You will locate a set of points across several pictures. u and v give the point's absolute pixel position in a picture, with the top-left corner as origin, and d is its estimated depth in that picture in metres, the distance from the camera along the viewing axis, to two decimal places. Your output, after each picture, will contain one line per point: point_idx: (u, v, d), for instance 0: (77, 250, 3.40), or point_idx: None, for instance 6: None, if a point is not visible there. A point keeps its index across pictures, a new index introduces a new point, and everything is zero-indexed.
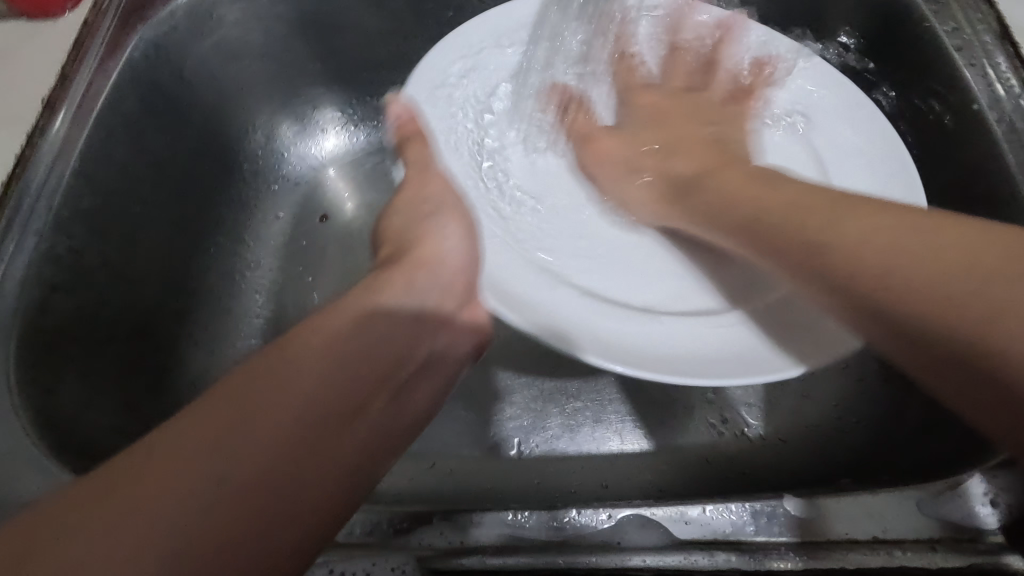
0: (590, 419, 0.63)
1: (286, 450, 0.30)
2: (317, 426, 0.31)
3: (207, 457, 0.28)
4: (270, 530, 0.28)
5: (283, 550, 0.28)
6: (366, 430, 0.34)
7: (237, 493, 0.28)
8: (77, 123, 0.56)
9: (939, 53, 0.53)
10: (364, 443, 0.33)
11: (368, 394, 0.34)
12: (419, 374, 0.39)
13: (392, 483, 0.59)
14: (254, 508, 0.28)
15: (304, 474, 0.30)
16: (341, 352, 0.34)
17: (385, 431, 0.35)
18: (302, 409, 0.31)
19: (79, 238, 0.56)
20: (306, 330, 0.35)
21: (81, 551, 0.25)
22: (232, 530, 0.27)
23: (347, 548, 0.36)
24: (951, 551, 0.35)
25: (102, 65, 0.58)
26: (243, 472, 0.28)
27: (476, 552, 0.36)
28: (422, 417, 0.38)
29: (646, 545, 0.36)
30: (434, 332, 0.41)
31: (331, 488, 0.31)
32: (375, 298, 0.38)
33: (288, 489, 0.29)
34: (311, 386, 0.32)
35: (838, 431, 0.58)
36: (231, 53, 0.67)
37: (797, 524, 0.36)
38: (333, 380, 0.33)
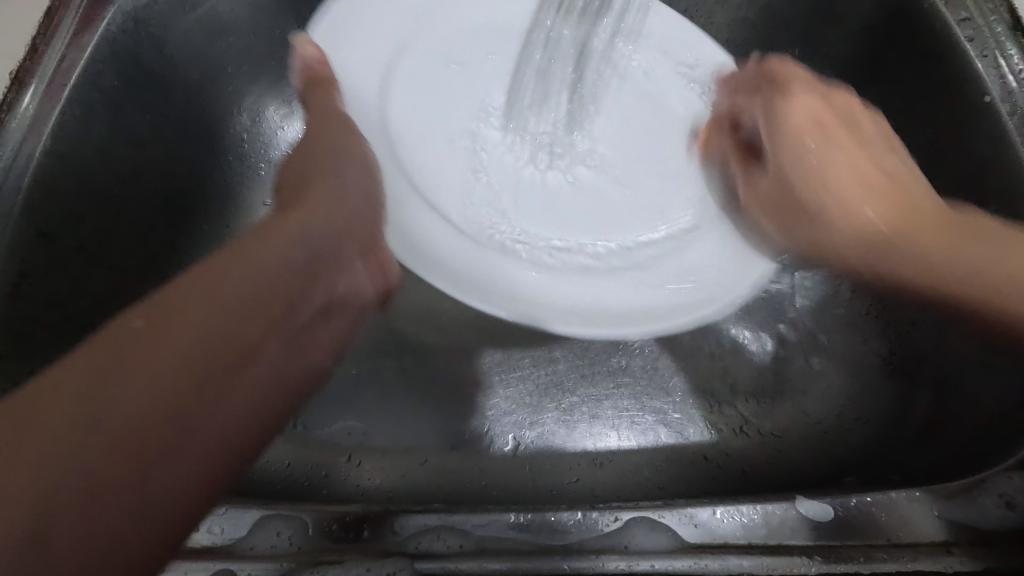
0: (587, 414, 0.61)
1: (167, 400, 0.28)
2: (205, 373, 0.30)
3: (77, 410, 0.26)
4: (152, 483, 0.27)
5: (166, 500, 0.28)
6: (257, 375, 0.32)
7: (111, 445, 0.27)
8: (49, 98, 0.52)
9: (949, 44, 0.52)
10: (253, 390, 0.32)
11: (259, 338, 0.33)
12: (315, 319, 0.37)
13: (382, 480, 0.56)
14: (132, 461, 0.27)
15: (189, 422, 0.29)
16: (234, 297, 0.32)
17: (277, 375, 0.34)
18: (186, 357, 0.29)
19: (52, 221, 0.52)
20: (200, 274, 0.32)
21: None
22: (110, 483, 0.26)
23: (340, 555, 0.35)
24: (969, 555, 0.34)
25: (77, 37, 0.54)
26: (117, 425, 0.27)
27: (478, 556, 0.34)
28: (315, 365, 0.38)
29: (655, 549, 0.34)
30: (332, 278, 0.39)
31: (221, 437, 0.30)
32: (272, 243, 0.35)
33: (172, 442, 0.28)
34: (195, 332, 0.30)
35: (839, 427, 0.57)
36: (216, 29, 0.64)
37: (810, 527, 0.35)
38: (220, 326, 0.31)
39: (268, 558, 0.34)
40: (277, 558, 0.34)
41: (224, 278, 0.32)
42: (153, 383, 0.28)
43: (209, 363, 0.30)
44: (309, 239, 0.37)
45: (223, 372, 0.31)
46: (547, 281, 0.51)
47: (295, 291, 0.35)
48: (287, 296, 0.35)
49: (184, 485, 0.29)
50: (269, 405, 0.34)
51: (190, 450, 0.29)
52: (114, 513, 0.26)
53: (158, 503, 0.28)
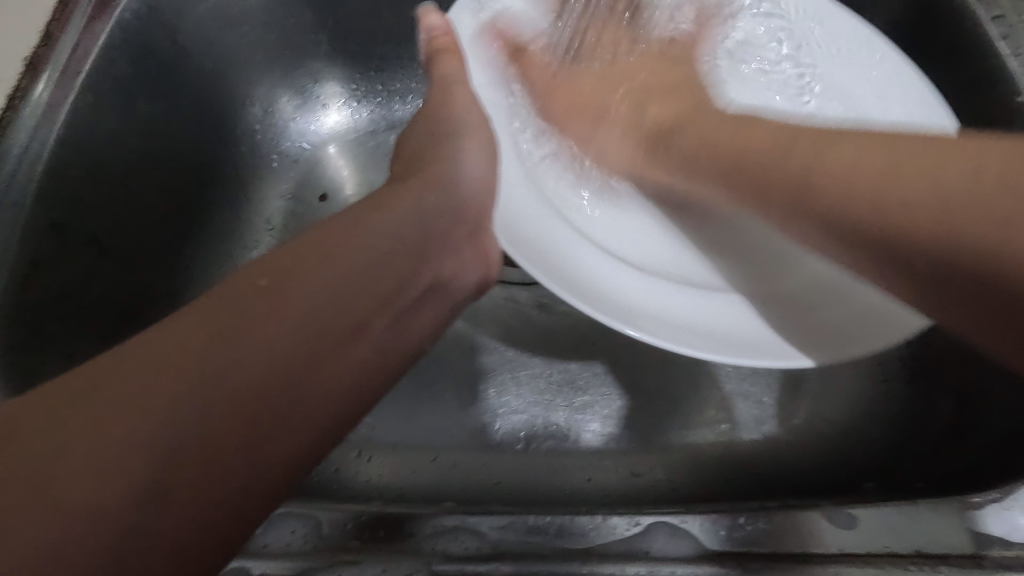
0: (599, 415, 0.60)
1: (264, 377, 0.27)
2: (302, 353, 0.28)
3: (177, 378, 0.25)
4: (244, 463, 0.26)
5: (270, 473, 0.27)
6: (366, 350, 0.31)
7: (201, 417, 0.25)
8: (62, 86, 0.52)
9: (981, 41, 0.50)
10: (360, 367, 0.30)
11: (368, 313, 0.31)
12: (422, 298, 0.35)
13: (392, 477, 0.56)
14: (231, 437, 0.26)
15: (283, 399, 0.27)
16: (345, 271, 0.31)
17: (385, 354, 0.32)
18: (285, 333, 0.28)
19: (62, 211, 0.52)
20: (330, 243, 0.31)
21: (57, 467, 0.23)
22: (211, 458, 0.25)
23: (356, 554, 0.34)
24: (998, 568, 0.33)
25: (90, 24, 0.53)
26: (223, 397, 0.26)
27: (495, 558, 0.34)
28: (421, 348, 0.35)
29: (676, 556, 0.34)
30: (444, 256, 0.37)
31: (315, 416, 0.28)
32: (388, 212, 0.34)
33: (273, 419, 0.27)
34: (304, 307, 0.29)
35: (858, 431, 0.56)
36: (230, 18, 0.63)
37: (835, 535, 0.34)
38: (331, 297, 0.30)
39: (285, 558, 0.33)
40: (293, 558, 0.34)
41: (326, 252, 0.31)
42: (244, 360, 0.27)
43: (321, 332, 0.29)
44: (415, 214, 0.35)
45: (322, 350, 0.29)
46: (608, 272, 0.42)
47: (409, 268, 0.34)
48: (399, 269, 0.33)
49: (279, 467, 0.27)
50: (387, 374, 0.33)
51: (282, 428, 0.27)
52: (205, 492, 0.25)
53: (257, 484, 0.26)
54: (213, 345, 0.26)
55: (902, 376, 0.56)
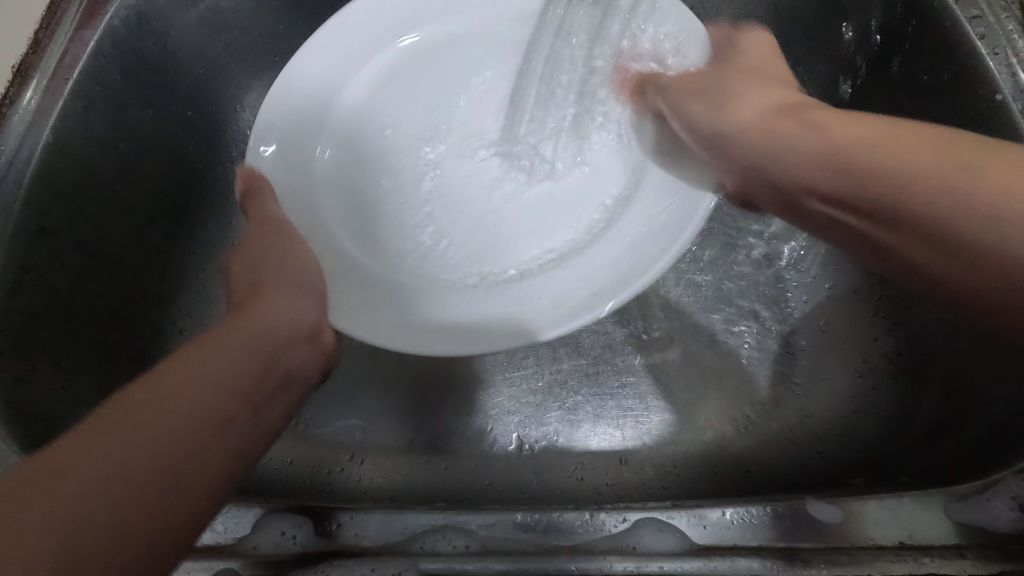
0: (591, 414, 0.61)
1: (136, 480, 0.26)
2: (218, 404, 0.31)
3: None
4: (165, 478, 0.27)
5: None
6: (233, 439, 0.31)
7: (130, 429, 0.27)
8: (50, 93, 0.52)
9: (960, 40, 0.51)
10: (233, 451, 0.31)
11: (235, 407, 0.32)
12: (278, 390, 0.36)
13: (383, 479, 0.56)
14: (150, 466, 0.27)
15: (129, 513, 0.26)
16: (205, 366, 0.32)
17: (248, 444, 0.32)
18: (191, 386, 0.31)
19: (52, 216, 0.52)
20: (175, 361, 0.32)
21: None
22: (174, 481, 0.28)
23: (342, 553, 0.34)
24: (981, 558, 0.33)
25: (79, 31, 0.54)
26: (105, 483, 0.26)
27: (483, 556, 0.34)
28: (276, 435, 0.35)
29: (663, 551, 0.34)
30: (291, 350, 0.39)
31: (183, 504, 0.28)
32: (241, 335, 0.36)
33: (164, 508, 0.27)
34: (212, 369, 0.32)
35: (846, 427, 0.56)
36: (219, 24, 0.64)
37: (820, 529, 0.35)
38: (200, 397, 0.31)
39: (274, 557, 0.34)
40: (281, 558, 0.34)
41: (219, 346, 0.34)
42: (207, 393, 0.31)
43: (198, 425, 0.30)
44: (273, 327, 0.38)
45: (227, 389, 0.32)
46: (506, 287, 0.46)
47: (271, 371, 0.36)
48: (260, 366, 0.35)
49: (192, 512, 0.28)
50: (254, 457, 0.33)
51: (166, 472, 0.27)
52: (151, 518, 0.26)
53: (178, 519, 0.27)
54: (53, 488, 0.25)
55: (888, 372, 0.56)
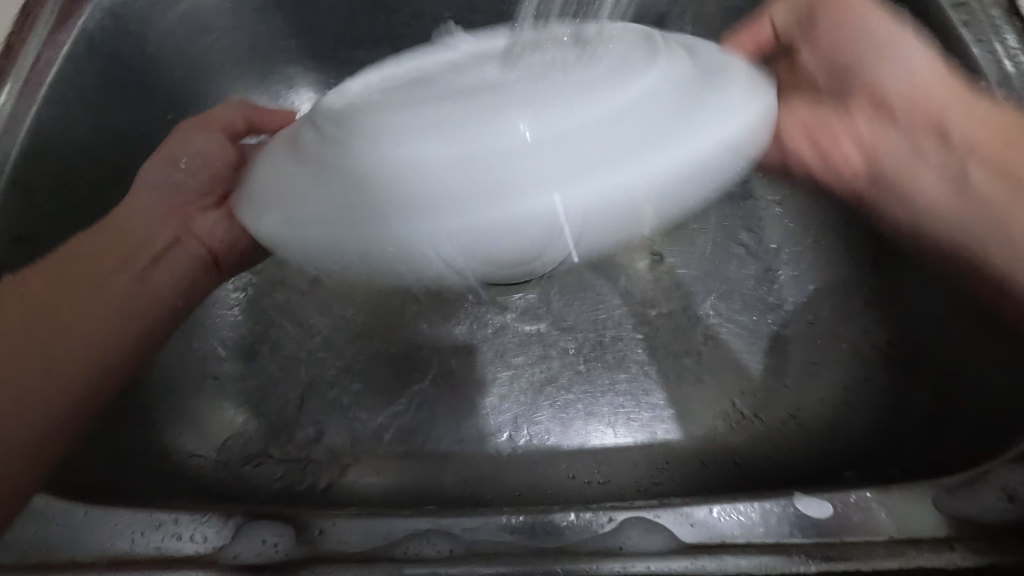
0: (582, 412, 0.60)
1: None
2: (65, 324, 0.42)
3: None
4: (42, 403, 0.39)
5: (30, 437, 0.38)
6: (100, 302, 0.44)
7: (5, 367, 0.39)
8: (25, 97, 0.51)
9: (943, 27, 0.51)
10: (100, 313, 0.44)
11: (62, 304, 0.42)
12: (159, 259, 0.48)
13: (372, 483, 0.55)
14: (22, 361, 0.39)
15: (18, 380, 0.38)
16: (36, 296, 0.42)
17: (120, 300, 0.45)
18: (42, 318, 0.41)
19: (30, 222, 0.51)
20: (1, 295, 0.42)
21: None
22: (46, 379, 0.40)
23: (326, 560, 0.34)
24: (970, 550, 0.33)
25: (53, 34, 0.53)
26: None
27: (468, 561, 0.33)
28: (171, 290, 0.48)
29: (650, 550, 0.33)
30: (179, 237, 0.49)
31: (65, 368, 0.40)
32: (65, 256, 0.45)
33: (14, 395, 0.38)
34: (51, 301, 0.42)
35: (838, 420, 0.56)
36: (198, 25, 0.63)
37: (810, 525, 0.34)
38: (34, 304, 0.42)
39: (254, 567, 0.33)
40: (261, 567, 0.33)
41: (39, 281, 0.43)
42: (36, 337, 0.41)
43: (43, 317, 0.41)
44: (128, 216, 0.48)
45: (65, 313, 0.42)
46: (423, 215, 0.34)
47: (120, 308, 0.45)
48: (118, 253, 0.46)
49: (65, 407, 0.40)
50: (165, 301, 0.48)
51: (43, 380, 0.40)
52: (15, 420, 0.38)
53: (28, 436, 0.38)
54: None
55: (880, 363, 0.56)
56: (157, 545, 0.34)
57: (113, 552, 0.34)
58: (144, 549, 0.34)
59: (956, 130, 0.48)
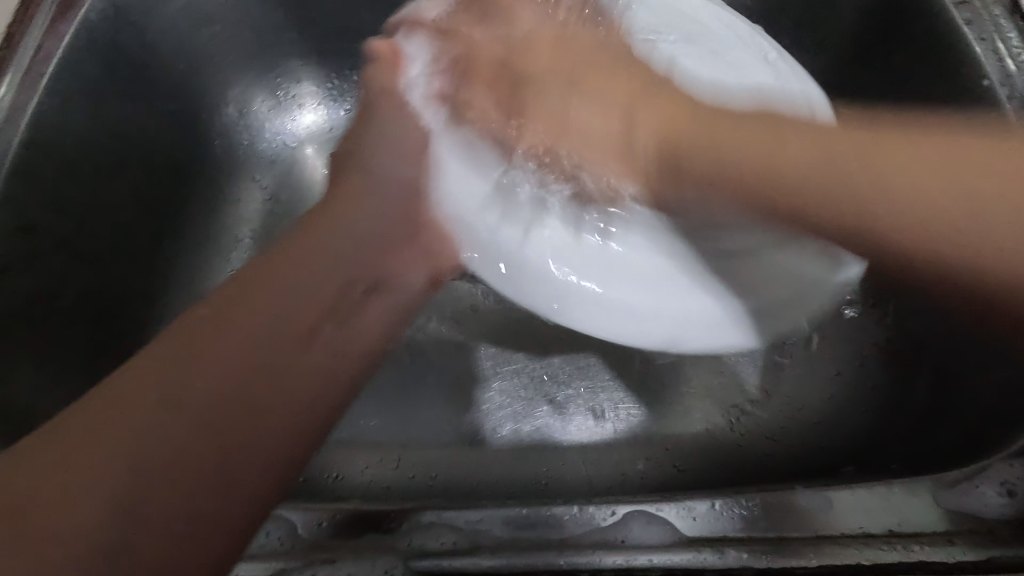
0: (583, 407, 0.60)
1: (241, 380, 0.34)
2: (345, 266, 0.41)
3: (261, 412, 0.34)
4: (292, 390, 0.36)
5: (270, 470, 0.33)
6: (319, 353, 0.38)
7: (241, 374, 0.34)
8: (25, 88, 0.50)
9: (948, 24, 0.51)
10: (319, 363, 0.38)
11: (299, 334, 0.37)
12: (372, 294, 0.43)
13: (375, 477, 0.56)
14: (205, 449, 0.32)
15: (234, 435, 0.33)
16: (260, 333, 0.36)
17: (341, 350, 0.39)
18: (222, 352, 0.34)
19: (31, 215, 0.51)
20: (243, 302, 0.36)
21: (224, 474, 0.32)
22: (168, 478, 0.31)
23: (333, 553, 0.34)
24: (970, 543, 0.33)
25: (53, 26, 0.52)
26: (195, 415, 0.32)
27: (473, 552, 0.34)
28: (377, 338, 0.42)
29: (653, 543, 0.34)
30: (399, 249, 0.45)
31: (269, 461, 0.33)
32: (279, 275, 0.38)
33: (241, 436, 0.33)
34: (249, 334, 0.35)
35: (837, 415, 0.56)
36: (200, 17, 0.63)
37: (809, 518, 0.34)
38: (256, 341, 0.35)
39: (259, 558, 0.33)
40: (268, 558, 0.33)
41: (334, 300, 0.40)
42: (301, 280, 0.39)
43: (245, 380, 0.34)
44: (356, 223, 0.43)
45: (262, 339, 0.36)
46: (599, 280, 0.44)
47: (365, 257, 0.43)
48: (345, 276, 0.41)
49: (276, 478, 0.34)
50: (357, 362, 0.40)
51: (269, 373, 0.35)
52: (249, 462, 0.32)
53: (227, 461, 0.32)
54: (182, 362, 0.33)
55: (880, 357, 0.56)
56: None
57: None
58: None
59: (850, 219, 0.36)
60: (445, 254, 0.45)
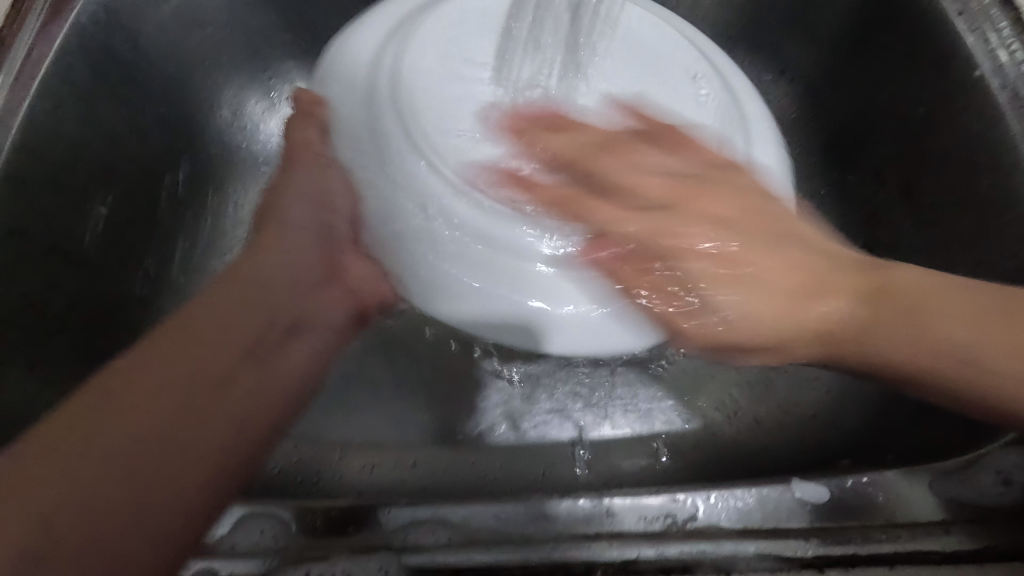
0: (580, 404, 0.60)
1: (156, 418, 0.31)
2: (274, 300, 0.39)
3: (178, 460, 0.30)
4: (209, 433, 0.32)
5: (194, 508, 0.30)
6: (244, 395, 0.34)
7: (169, 420, 0.31)
8: (16, 91, 0.50)
9: (940, 15, 0.51)
10: (244, 406, 0.34)
11: (230, 368, 0.34)
12: (290, 338, 0.39)
13: (372, 476, 0.56)
14: (119, 493, 0.28)
15: (144, 482, 0.29)
16: (205, 368, 0.33)
17: (269, 394, 0.36)
18: (188, 355, 0.33)
19: (23, 218, 0.51)
20: (174, 327, 0.34)
21: (105, 537, 0.28)
22: (124, 481, 0.29)
23: (325, 550, 0.33)
24: (966, 532, 0.33)
25: (44, 29, 0.52)
26: (101, 460, 0.29)
27: (465, 548, 0.33)
28: (302, 383, 0.39)
29: (648, 536, 0.33)
30: (315, 289, 0.42)
31: (180, 504, 0.30)
32: (218, 299, 0.37)
33: (154, 485, 0.29)
34: (181, 371, 0.32)
35: (836, 409, 0.56)
36: (192, 19, 0.63)
37: (804, 509, 0.35)
38: (182, 375, 0.32)
39: (251, 554, 0.33)
40: (260, 555, 0.33)
41: (265, 336, 0.37)
42: (209, 315, 0.36)
43: (165, 422, 0.31)
44: (292, 261, 0.41)
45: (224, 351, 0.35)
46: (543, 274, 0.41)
47: (284, 295, 0.40)
48: (273, 316, 0.38)
49: (175, 532, 0.29)
50: (285, 403, 0.37)
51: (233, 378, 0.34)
52: (195, 469, 0.31)
53: (179, 456, 0.31)
54: (93, 412, 0.30)
55: None
56: None
57: None
58: None
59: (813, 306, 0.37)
60: (374, 293, 0.45)
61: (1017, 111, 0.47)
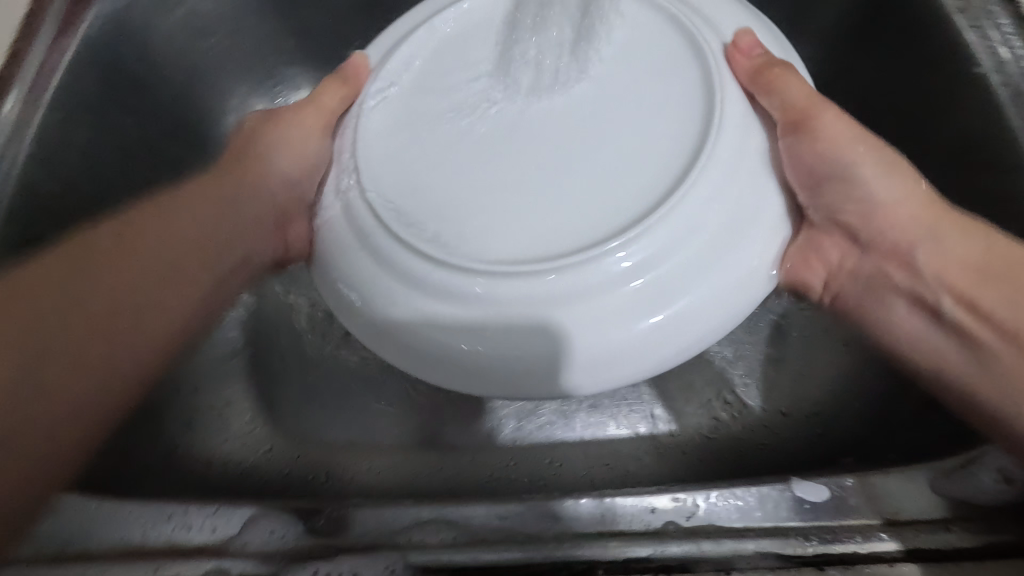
0: (584, 404, 0.61)
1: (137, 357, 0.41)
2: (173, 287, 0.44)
3: (105, 346, 0.40)
4: (144, 348, 0.42)
5: (125, 379, 0.41)
6: (152, 334, 0.42)
7: (103, 340, 0.40)
8: (30, 104, 0.52)
9: (940, 13, 0.51)
10: (156, 331, 0.43)
11: (184, 335, 0.45)
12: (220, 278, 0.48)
13: (379, 476, 0.56)
14: (82, 342, 0.39)
15: (116, 345, 0.40)
16: (149, 321, 0.42)
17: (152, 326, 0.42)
18: (187, 211, 0.46)
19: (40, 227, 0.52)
20: (149, 238, 0.43)
21: (128, 365, 0.41)
22: (90, 342, 0.39)
23: (333, 551, 0.34)
24: (967, 531, 0.33)
25: (56, 42, 0.53)
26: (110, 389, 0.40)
27: (470, 547, 0.34)
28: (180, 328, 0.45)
29: (652, 536, 0.34)
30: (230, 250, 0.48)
31: (139, 370, 0.42)
32: (137, 256, 0.42)
33: (124, 344, 0.41)
34: (163, 327, 0.43)
35: (840, 407, 0.56)
36: (199, 29, 0.64)
37: (805, 508, 0.35)
38: (172, 320, 0.44)
39: (263, 556, 0.34)
40: (273, 554, 0.34)
41: (127, 263, 0.42)
42: (159, 255, 0.43)
43: (147, 350, 0.42)
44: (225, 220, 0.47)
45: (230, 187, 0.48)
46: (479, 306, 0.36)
47: (180, 275, 0.44)
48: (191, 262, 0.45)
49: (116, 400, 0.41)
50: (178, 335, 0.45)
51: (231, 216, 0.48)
52: (158, 334, 0.43)
53: (104, 332, 0.40)
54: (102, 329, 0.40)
55: None
56: (168, 535, 0.35)
57: (126, 544, 0.35)
58: (155, 541, 0.35)
59: (921, 259, 0.43)
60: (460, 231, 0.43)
61: (1018, 108, 0.46)
